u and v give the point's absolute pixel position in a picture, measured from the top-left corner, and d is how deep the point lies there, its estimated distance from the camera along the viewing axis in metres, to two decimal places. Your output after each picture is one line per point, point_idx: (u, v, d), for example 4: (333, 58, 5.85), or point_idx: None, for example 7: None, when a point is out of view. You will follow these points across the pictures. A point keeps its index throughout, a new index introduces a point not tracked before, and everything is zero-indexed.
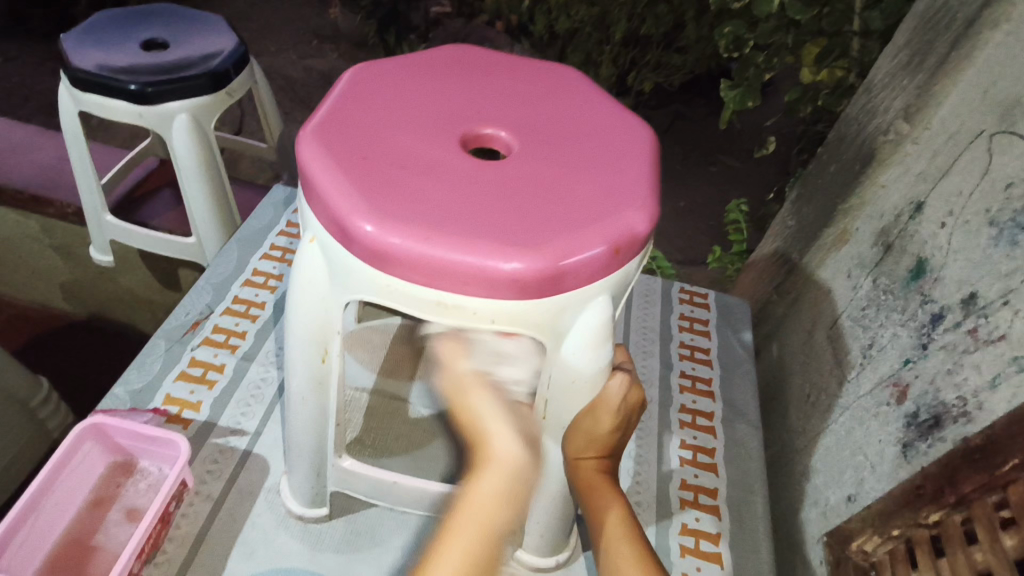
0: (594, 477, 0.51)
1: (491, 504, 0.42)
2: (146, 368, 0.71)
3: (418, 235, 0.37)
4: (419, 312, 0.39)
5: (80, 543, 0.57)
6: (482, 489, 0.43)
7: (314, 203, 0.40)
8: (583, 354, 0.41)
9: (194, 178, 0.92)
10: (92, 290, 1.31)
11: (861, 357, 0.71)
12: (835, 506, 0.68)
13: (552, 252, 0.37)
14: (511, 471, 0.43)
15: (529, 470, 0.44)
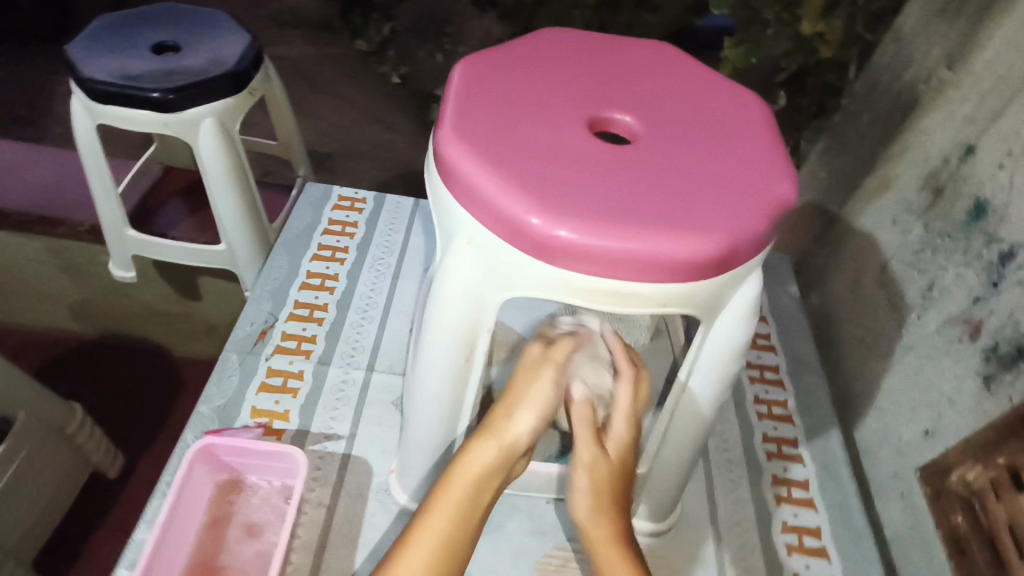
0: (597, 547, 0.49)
1: (480, 475, 0.47)
2: (225, 383, 0.70)
3: (597, 229, 0.37)
4: (592, 304, 0.40)
5: (207, 564, 0.57)
6: (479, 462, 0.47)
7: (472, 205, 0.40)
8: (735, 330, 0.44)
9: (224, 183, 0.88)
10: (105, 308, 1.26)
11: (919, 299, 0.73)
12: (911, 441, 0.71)
13: (725, 232, 0.38)
14: (510, 450, 0.48)
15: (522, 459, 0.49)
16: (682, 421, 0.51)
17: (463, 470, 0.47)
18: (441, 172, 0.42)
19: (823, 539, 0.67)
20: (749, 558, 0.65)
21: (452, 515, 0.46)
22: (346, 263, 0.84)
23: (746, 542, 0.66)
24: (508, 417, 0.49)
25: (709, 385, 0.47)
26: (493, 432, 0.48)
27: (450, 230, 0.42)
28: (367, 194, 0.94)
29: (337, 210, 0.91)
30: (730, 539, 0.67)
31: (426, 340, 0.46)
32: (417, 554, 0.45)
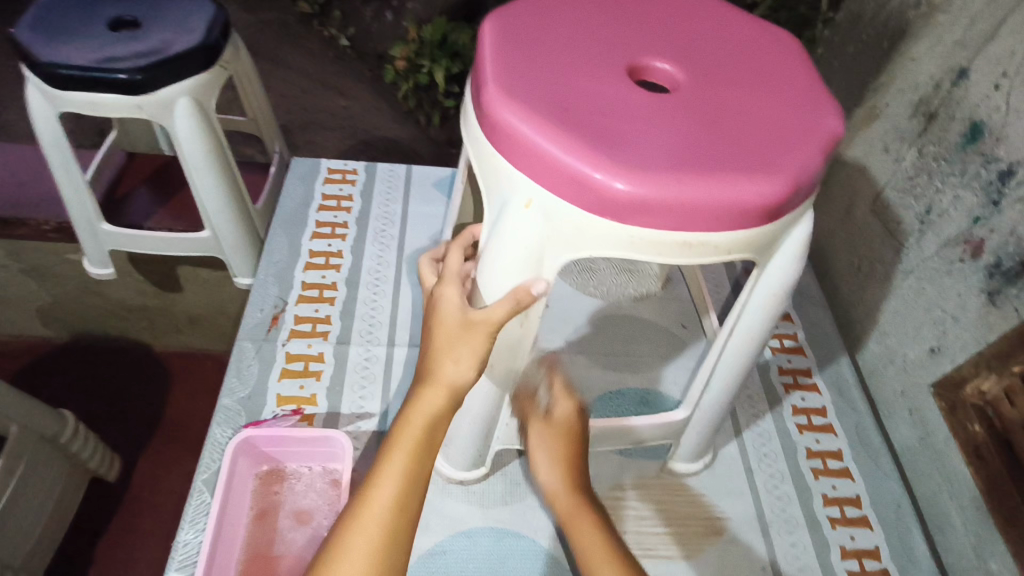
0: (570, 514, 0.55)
1: (427, 424, 0.42)
2: (246, 373, 0.68)
3: (668, 180, 0.37)
4: (662, 257, 0.39)
5: (262, 556, 0.56)
6: (425, 411, 0.42)
7: (532, 166, 0.38)
8: (786, 269, 0.45)
9: (206, 166, 0.84)
10: (77, 309, 1.19)
11: (917, 224, 0.74)
12: (917, 359, 0.73)
13: (788, 173, 0.38)
14: (456, 391, 0.42)
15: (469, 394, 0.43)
16: (728, 363, 0.52)
17: (404, 430, 0.42)
18: (491, 135, 0.40)
19: (845, 461, 0.71)
20: (781, 486, 0.68)
21: (397, 482, 0.40)
22: (348, 239, 0.82)
23: (776, 472, 0.69)
24: (450, 360, 0.42)
25: (758, 327, 0.48)
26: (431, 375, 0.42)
27: (504, 195, 0.41)
28: (357, 164, 0.91)
29: (329, 184, 0.88)
30: (761, 470, 0.69)
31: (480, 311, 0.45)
32: (367, 526, 0.39)
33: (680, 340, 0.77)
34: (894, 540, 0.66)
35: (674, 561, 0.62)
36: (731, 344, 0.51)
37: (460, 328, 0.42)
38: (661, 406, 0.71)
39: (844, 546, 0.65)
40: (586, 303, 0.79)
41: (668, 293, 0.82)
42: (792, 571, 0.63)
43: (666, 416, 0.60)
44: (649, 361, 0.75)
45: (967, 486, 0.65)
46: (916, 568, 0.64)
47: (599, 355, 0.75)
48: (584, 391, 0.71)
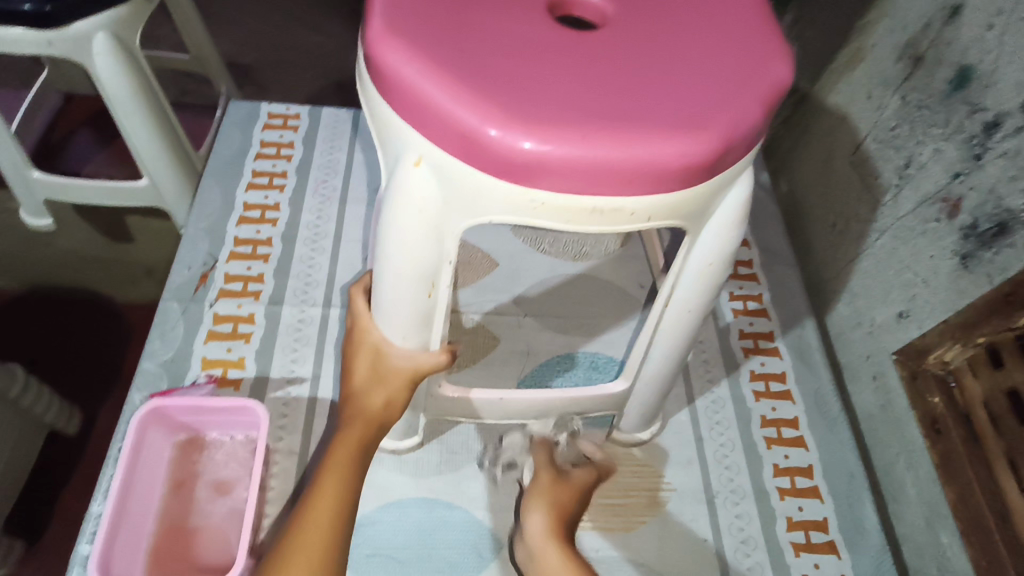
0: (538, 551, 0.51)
1: (358, 448, 0.46)
2: (169, 335, 0.64)
3: (574, 136, 0.31)
4: (574, 224, 0.35)
5: (178, 529, 0.54)
6: (352, 444, 0.46)
7: (420, 119, 0.33)
8: (724, 234, 0.40)
9: (133, 110, 0.76)
10: (24, 256, 1.10)
11: (895, 179, 0.68)
12: (885, 323, 0.69)
13: (719, 126, 0.33)
14: (378, 426, 0.48)
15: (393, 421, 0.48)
16: (664, 337, 0.48)
17: (338, 457, 0.45)
18: (378, 80, 0.35)
19: (800, 430, 0.68)
20: (730, 456, 0.65)
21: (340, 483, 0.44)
22: (287, 190, 0.76)
23: (727, 441, 0.66)
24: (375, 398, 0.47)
25: (694, 298, 0.44)
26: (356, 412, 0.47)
27: (396, 149, 0.36)
28: (300, 108, 0.85)
29: (269, 130, 0.82)
30: (712, 440, 0.66)
31: (382, 279, 0.41)
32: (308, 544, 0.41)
33: (636, 302, 0.73)
34: (845, 512, 0.64)
35: (613, 533, 0.60)
36: (668, 317, 0.46)
37: (383, 373, 0.46)
38: (610, 372, 0.67)
39: (791, 517, 0.63)
40: (539, 262, 0.75)
41: (628, 251, 0.77)
42: (733, 544, 0.61)
43: (604, 388, 0.56)
44: (601, 324, 0.71)
45: (922, 458, 0.63)
46: (864, 539, 0.62)
47: (549, 318, 0.71)
48: (530, 357, 0.67)
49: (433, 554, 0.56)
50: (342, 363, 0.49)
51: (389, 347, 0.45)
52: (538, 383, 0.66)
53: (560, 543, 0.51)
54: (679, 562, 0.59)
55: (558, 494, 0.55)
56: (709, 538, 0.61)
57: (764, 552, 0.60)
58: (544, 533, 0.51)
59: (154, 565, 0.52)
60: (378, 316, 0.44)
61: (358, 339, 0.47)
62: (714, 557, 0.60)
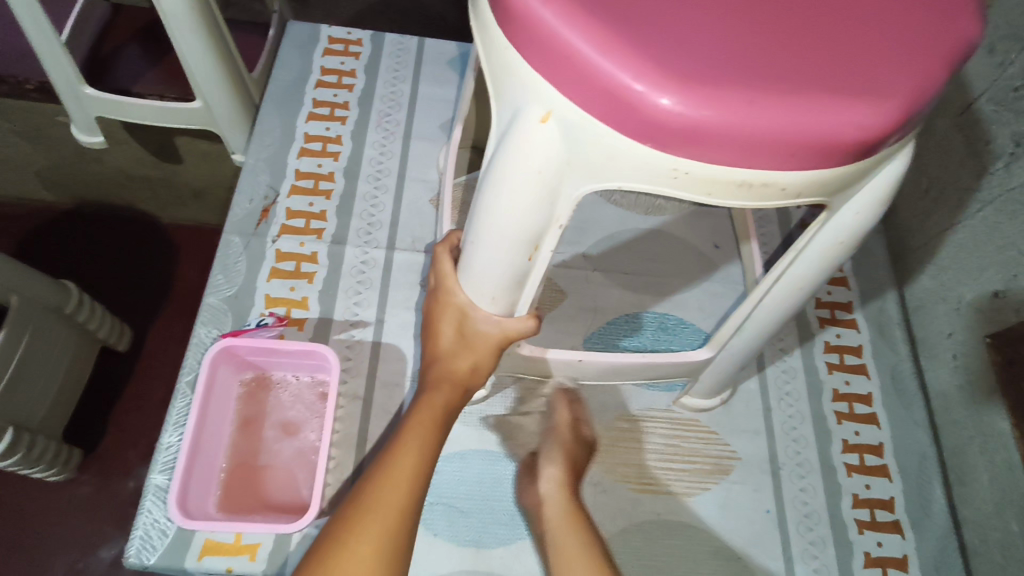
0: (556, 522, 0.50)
1: (441, 414, 0.46)
2: (233, 271, 0.63)
3: (737, 100, 0.27)
4: (712, 196, 0.31)
5: (246, 465, 0.54)
6: (438, 403, 0.46)
7: (555, 68, 0.29)
8: (861, 213, 0.36)
9: (188, 28, 0.70)
10: (78, 175, 1.05)
11: (1010, 145, 0.60)
12: (977, 301, 0.64)
13: (900, 95, 0.29)
14: (465, 389, 0.48)
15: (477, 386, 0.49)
16: (765, 312, 0.45)
17: (423, 415, 0.46)
18: (505, 20, 0.31)
19: (873, 406, 0.66)
20: (799, 429, 0.64)
21: (420, 462, 0.43)
22: (349, 122, 0.72)
23: (796, 413, 0.64)
24: (463, 364, 0.47)
25: (812, 276, 0.41)
26: (443, 374, 0.48)
27: (517, 101, 0.32)
28: (362, 33, 0.80)
29: (329, 56, 0.77)
30: (780, 410, 0.64)
31: (480, 240, 0.38)
32: (395, 491, 0.41)
33: (710, 262, 0.69)
34: (912, 493, 0.62)
35: (674, 496, 0.59)
36: (775, 291, 0.43)
37: (471, 340, 0.46)
38: (681, 336, 0.65)
39: (857, 495, 0.61)
40: (608, 215, 0.71)
41: (704, 206, 0.73)
42: (796, 517, 0.60)
43: (685, 355, 0.54)
44: (672, 284, 0.68)
45: (1002, 444, 0.59)
46: (930, 520, 0.61)
47: (619, 274, 0.68)
48: (596, 316, 0.65)
49: (494, 506, 0.56)
50: (427, 326, 0.49)
51: (479, 313, 0.44)
52: (605, 343, 0.63)
53: (568, 490, 0.53)
54: (739, 530, 0.59)
55: (564, 443, 0.56)
56: (772, 509, 0.60)
57: (827, 528, 0.59)
58: (556, 483, 0.53)
59: (224, 501, 0.52)
60: (470, 279, 0.42)
61: (444, 302, 0.46)
62: (776, 529, 0.59)
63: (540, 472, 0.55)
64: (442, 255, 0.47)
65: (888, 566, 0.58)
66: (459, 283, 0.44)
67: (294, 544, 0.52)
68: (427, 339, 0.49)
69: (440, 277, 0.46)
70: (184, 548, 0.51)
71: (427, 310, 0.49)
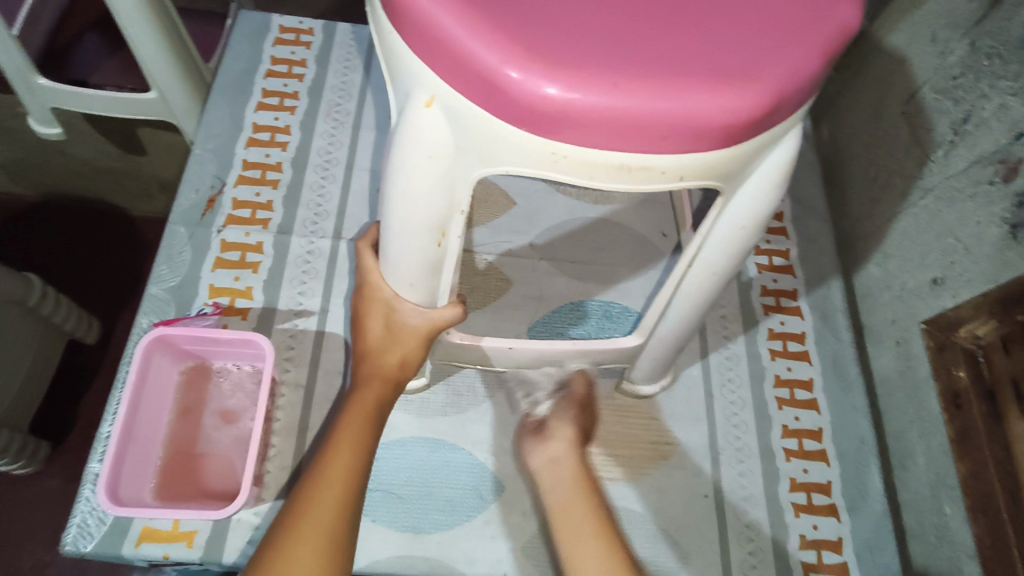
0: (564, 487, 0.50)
1: (375, 409, 0.47)
2: (177, 261, 0.63)
3: (605, 83, 0.28)
4: (598, 180, 0.32)
5: (184, 453, 0.54)
6: (371, 400, 0.47)
7: (434, 54, 0.30)
8: (759, 197, 0.37)
9: (136, 17, 0.70)
10: (41, 168, 1.05)
11: (949, 134, 0.61)
12: (916, 288, 0.65)
13: (769, 78, 0.29)
14: (395, 384, 0.49)
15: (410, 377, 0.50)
16: (685, 297, 0.46)
17: (354, 412, 0.46)
18: (388, 6, 0.31)
19: (814, 392, 0.67)
20: (740, 414, 0.65)
21: (352, 459, 0.44)
22: (298, 112, 0.73)
23: (738, 399, 0.65)
24: (393, 356, 0.48)
25: (720, 261, 0.41)
26: (374, 372, 0.48)
27: (406, 85, 0.32)
28: (314, 22, 0.79)
29: (280, 45, 0.77)
30: (722, 397, 0.65)
31: (389, 226, 0.38)
32: (332, 488, 0.42)
33: (657, 250, 0.70)
34: (850, 476, 0.63)
35: (614, 483, 0.60)
36: (690, 276, 0.43)
37: (398, 332, 0.47)
38: (623, 323, 0.65)
39: (795, 479, 0.62)
40: (557, 204, 0.72)
41: (653, 195, 0.73)
42: (734, 501, 0.61)
43: (616, 342, 0.54)
44: (618, 272, 0.68)
45: (936, 428, 0.60)
46: (867, 503, 0.62)
47: (565, 263, 0.68)
48: (542, 305, 0.66)
49: (433, 493, 0.57)
50: (355, 320, 0.49)
51: (403, 303, 0.45)
52: (549, 331, 0.64)
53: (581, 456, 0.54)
54: (678, 514, 0.60)
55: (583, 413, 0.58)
56: (711, 493, 0.61)
57: (764, 511, 0.60)
58: (570, 446, 0.54)
59: (161, 488, 0.52)
60: (389, 268, 0.43)
61: (369, 297, 0.47)
62: (714, 512, 0.60)
63: (550, 435, 0.55)
64: (365, 252, 0.48)
65: (823, 548, 0.60)
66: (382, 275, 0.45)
67: (231, 530, 0.53)
68: (356, 334, 0.49)
69: (365, 270, 0.47)
70: (122, 536, 0.52)
71: (355, 304, 0.49)
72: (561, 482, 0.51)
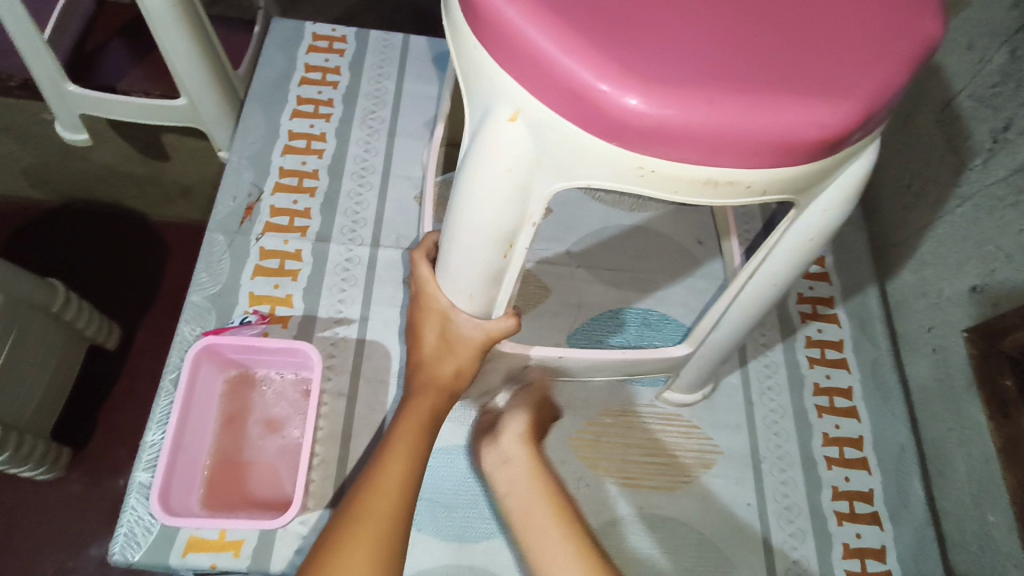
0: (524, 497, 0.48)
1: (430, 414, 0.47)
2: (217, 269, 0.63)
3: (700, 99, 0.28)
4: (681, 193, 0.32)
5: (230, 462, 0.54)
6: (424, 409, 0.47)
7: (522, 68, 0.30)
8: (830, 209, 0.37)
9: (171, 27, 0.69)
10: (64, 173, 1.05)
11: (988, 142, 0.61)
12: (955, 296, 0.64)
13: (860, 94, 0.29)
14: (450, 394, 0.49)
15: (461, 389, 0.49)
16: (742, 308, 0.46)
17: (408, 422, 0.46)
18: (473, 20, 0.31)
19: (853, 400, 0.67)
20: (780, 422, 0.64)
21: (410, 458, 0.44)
22: (333, 120, 0.73)
23: (777, 407, 0.65)
24: (448, 368, 0.48)
25: (785, 271, 0.41)
26: (428, 380, 0.48)
27: (487, 99, 0.32)
28: (346, 30, 0.80)
29: (314, 53, 0.77)
30: (762, 404, 0.65)
31: (455, 238, 0.38)
32: (387, 491, 0.41)
33: (693, 258, 0.70)
34: (891, 484, 0.63)
35: (657, 491, 0.60)
36: (751, 285, 0.43)
37: (453, 344, 0.47)
38: (664, 331, 0.65)
39: (837, 487, 0.62)
40: (593, 212, 0.71)
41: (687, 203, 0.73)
42: (777, 510, 0.60)
43: (664, 351, 0.54)
44: (656, 280, 0.68)
45: (979, 437, 0.59)
46: (909, 512, 0.62)
47: (603, 270, 0.68)
48: (580, 313, 0.65)
49: (478, 502, 0.57)
50: (410, 330, 0.49)
51: (460, 315, 0.45)
52: (589, 339, 0.64)
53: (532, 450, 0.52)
54: (720, 523, 0.59)
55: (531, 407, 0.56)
56: (753, 502, 0.61)
57: (807, 520, 0.60)
58: (521, 439, 0.52)
59: (208, 497, 0.52)
60: (449, 279, 0.43)
61: (425, 308, 0.47)
62: (757, 521, 0.60)
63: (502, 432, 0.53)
64: (421, 262, 0.47)
65: (867, 557, 0.60)
66: (438, 286, 0.45)
67: (278, 541, 0.53)
68: (411, 343, 0.50)
69: (421, 280, 0.47)
70: (169, 545, 0.52)
71: (410, 314, 0.49)
72: (517, 481, 0.50)
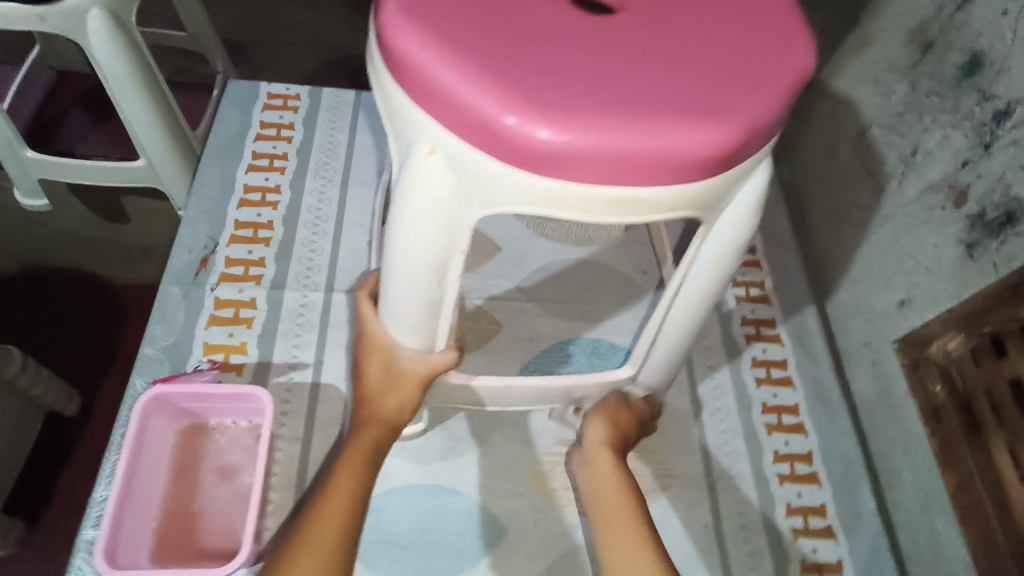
0: (610, 503, 0.50)
1: (371, 450, 0.47)
2: (171, 320, 0.64)
3: (597, 126, 0.31)
4: (592, 213, 0.35)
5: (182, 513, 0.54)
6: (369, 441, 0.48)
7: (438, 108, 0.33)
8: (737, 225, 0.40)
9: (130, 93, 0.72)
10: (20, 241, 1.04)
11: (899, 166, 0.65)
12: (885, 310, 0.68)
13: (741, 116, 0.32)
14: (393, 428, 0.49)
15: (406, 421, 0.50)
16: (672, 325, 0.48)
17: (352, 456, 0.46)
18: (394, 69, 0.34)
19: (801, 416, 0.69)
20: (732, 442, 0.66)
21: (350, 498, 0.44)
22: (287, 172, 0.75)
23: (728, 427, 0.67)
24: (395, 403, 0.49)
25: (706, 287, 0.44)
26: (373, 414, 0.49)
27: (409, 137, 0.35)
28: (300, 88, 0.83)
29: (269, 111, 0.81)
30: (713, 426, 0.67)
31: (391, 270, 0.40)
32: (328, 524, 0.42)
33: (638, 287, 0.73)
34: (842, 497, 0.65)
35: None
36: (680, 301, 0.46)
37: (396, 379, 0.48)
38: (613, 358, 0.67)
39: (791, 503, 0.63)
40: (540, 249, 0.74)
41: (631, 237, 0.77)
42: (734, 530, 0.61)
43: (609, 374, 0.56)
44: (604, 310, 0.71)
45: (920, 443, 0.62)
46: (862, 522, 0.63)
47: (552, 303, 0.70)
48: (532, 348, 0.67)
49: (436, 539, 0.57)
50: (354, 368, 0.51)
51: (402, 350, 0.47)
52: (541, 370, 0.65)
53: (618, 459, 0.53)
54: (679, 546, 0.60)
55: (616, 410, 0.57)
56: (710, 523, 0.61)
57: (765, 538, 0.61)
58: (604, 448, 0.54)
59: (158, 551, 0.51)
60: (390, 314, 0.45)
61: (370, 346, 0.48)
62: (715, 542, 0.61)
63: (587, 445, 0.55)
64: (365, 303, 0.50)
65: (826, 571, 0.60)
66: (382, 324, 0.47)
67: None
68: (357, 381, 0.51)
69: (365, 319, 0.49)
70: None
71: (355, 351, 0.51)
72: (598, 485, 0.52)
